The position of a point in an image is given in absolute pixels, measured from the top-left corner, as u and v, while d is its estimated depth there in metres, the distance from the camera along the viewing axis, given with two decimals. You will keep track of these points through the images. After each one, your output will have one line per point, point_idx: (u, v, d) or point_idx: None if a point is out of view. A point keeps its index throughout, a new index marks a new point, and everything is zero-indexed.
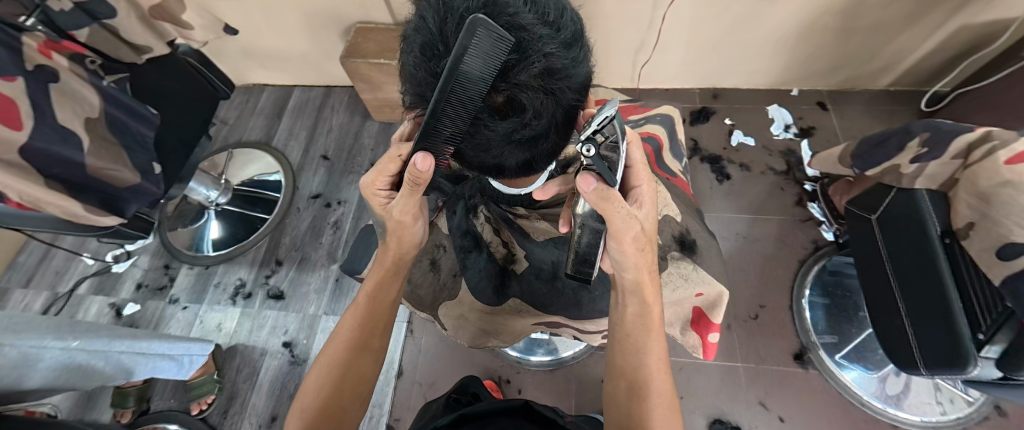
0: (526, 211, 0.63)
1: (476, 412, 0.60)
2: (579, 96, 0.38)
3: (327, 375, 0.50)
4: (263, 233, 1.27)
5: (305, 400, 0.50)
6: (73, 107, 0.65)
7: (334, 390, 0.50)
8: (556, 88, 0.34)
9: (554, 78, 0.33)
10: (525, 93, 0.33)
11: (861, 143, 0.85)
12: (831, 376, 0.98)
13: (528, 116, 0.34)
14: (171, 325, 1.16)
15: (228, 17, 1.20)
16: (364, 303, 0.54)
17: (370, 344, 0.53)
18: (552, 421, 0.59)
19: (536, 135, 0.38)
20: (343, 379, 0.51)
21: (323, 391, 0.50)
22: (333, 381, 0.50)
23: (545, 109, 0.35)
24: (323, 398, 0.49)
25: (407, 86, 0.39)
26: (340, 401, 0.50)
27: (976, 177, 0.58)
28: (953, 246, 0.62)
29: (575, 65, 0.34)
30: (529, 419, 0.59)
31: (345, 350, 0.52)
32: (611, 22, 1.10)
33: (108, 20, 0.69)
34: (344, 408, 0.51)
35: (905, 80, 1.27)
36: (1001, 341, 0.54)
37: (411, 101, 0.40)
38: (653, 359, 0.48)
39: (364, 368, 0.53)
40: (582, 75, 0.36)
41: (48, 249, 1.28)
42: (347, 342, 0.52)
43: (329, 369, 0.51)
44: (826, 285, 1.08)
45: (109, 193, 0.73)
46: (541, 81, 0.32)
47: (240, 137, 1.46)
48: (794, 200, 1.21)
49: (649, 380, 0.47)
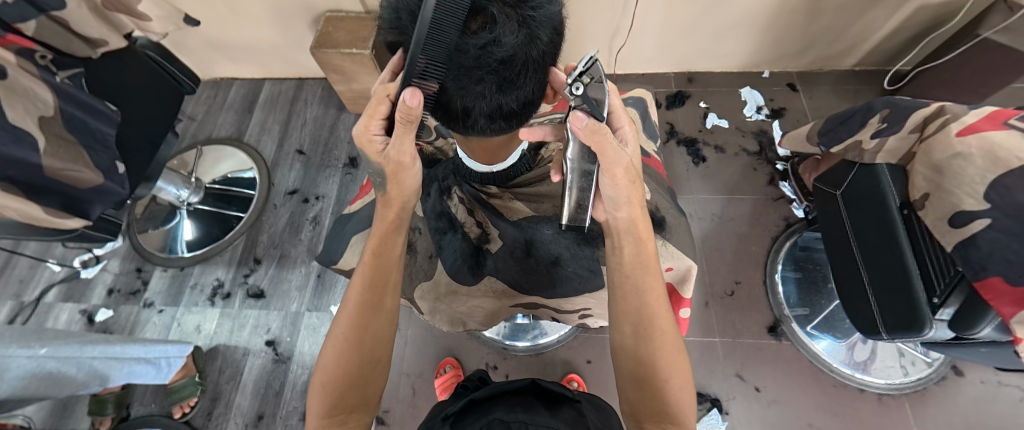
0: (498, 190, 0.67)
1: (482, 396, 0.63)
2: (554, 41, 0.39)
3: (344, 342, 0.48)
4: (239, 231, 1.24)
5: (326, 368, 0.47)
6: (25, 105, 0.61)
7: (353, 353, 0.47)
8: (529, 17, 0.35)
9: (525, 7, 0.35)
10: (498, 11, 0.33)
11: (828, 121, 0.88)
12: (802, 346, 1.03)
13: (499, 38, 0.34)
14: (147, 330, 1.12)
15: (189, 8, 1.15)
16: (367, 263, 0.51)
17: (383, 306, 0.51)
18: (560, 395, 0.64)
19: (508, 69, 0.37)
20: (360, 343, 0.48)
21: (343, 358, 0.47)
22: (352, 346, 0.48)
23: (517, 36, 0.35)
24: (344, 364, 0.47)
25: (385, 14, 0.39)
26: (363, 364, 0.48)
27: (931, 150, 0.61)
28: (910, 216, 0.65)
29: (547, 3, 0.37)
30: (537, 396, 0.63)
31: (359, 314, 0.49)
32: (585, 8, 1.10)
33: (57, 12, 0.65)
34: (370, 371, 0.49)
35: (869, 60, 1.32)
36: (953, 304, 0.58)
37: (387, 27, 0.40)
38: (653, 297, 0.48)
39: (381, 329, 0.50)
40: (554, 21, 0.38)
41: (9, 258, 1.22)
42: (358, 305, 0.49)
43: (344, 335, 0.48)
44: (798, 260, 1.12)
45: (70, 195, 0.70)
46: (513, 6, 0.34)
47: (210, 133, 1.41)
48: (767, 179, 1.24)
49: (656, 326, 0.47)
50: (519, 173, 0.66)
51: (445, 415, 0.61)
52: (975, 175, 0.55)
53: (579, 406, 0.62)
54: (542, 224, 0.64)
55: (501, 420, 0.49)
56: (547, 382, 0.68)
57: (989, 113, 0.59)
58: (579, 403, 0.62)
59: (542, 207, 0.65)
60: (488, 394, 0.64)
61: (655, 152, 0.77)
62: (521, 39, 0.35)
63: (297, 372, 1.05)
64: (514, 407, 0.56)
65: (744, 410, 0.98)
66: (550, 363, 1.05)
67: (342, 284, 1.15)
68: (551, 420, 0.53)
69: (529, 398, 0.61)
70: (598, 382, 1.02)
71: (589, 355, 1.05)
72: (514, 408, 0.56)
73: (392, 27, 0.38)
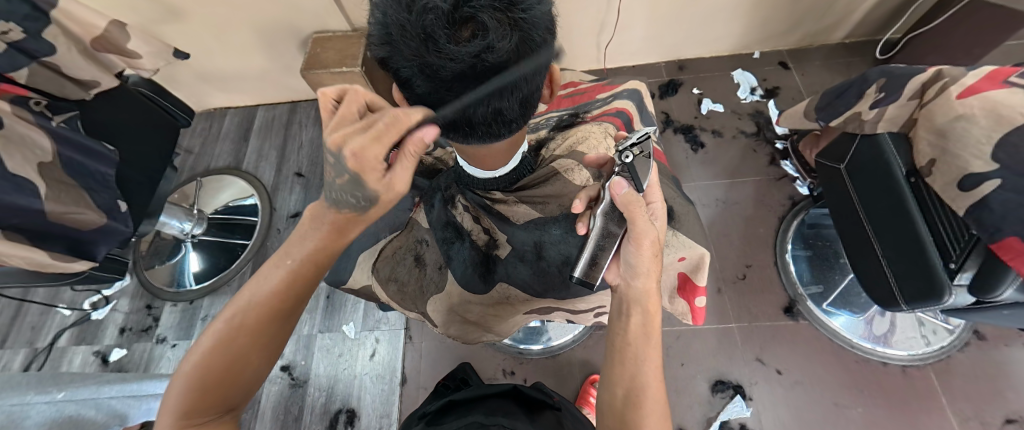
0: (502, 195, 0.65)
1: (462, 398, 0.66)
2: (547, 40, 0.39)
3: (231, 342, 0.43)
4: (245, 259, 1.24)
5: (194, 365, 0.41)
6: (23, 153, 0.62)
7: (229, 355, 0.43)
8: (520, 20, 0.35)
9: (515, 9, 0.34)
10: (489, 17, 0.33)
11: (824, 96, 0.87)
12: (821, 325, 1.01)
13: (492, 45, 0.34)
14: (161, 365, 1.12)
15: (177, 42, 1.16)
16: (290, 264, 0.46)
17: (285, 311, 0.46)
18: (541, 402, 0.66)
19: (502, 72, 0.36)
20: (240, 344, 0.43)
21: (220, 359, 0.42)
22: (233, 346, 0.43)
23: (510, 40, 0.34)
24: (216, 366, 0.42)
25: (373, 29, 0.38)
26: (237, 368, 0.43)
27: (932, 115, 0.61)
28: (918, 184, 0.64)
29: (537, 4, 0.36)
30: (518, 402, 0.65)
31: (261, 318, 0.44)
32: (570, 6, 1.10)
33: (47, 58, 0.65)
34: (244, 377, 0.44)
35: (858, 31, 1.31)
36: (971, 268, 0.57)
37: (376, 42, 0.39)
38: (649, 368, 0.44)
39: (272, 334, 0.46)
40: (545, 21, 0.38)
41: (19, 306, 1.22)
42: (264, 308, 0.44)
43: (228, 334, 0.43)
44: (807, 238, 1.11)
45: (74, 237, 0.70)
46: (503, 10, 0.34)
47: (208, 164, 1.41)
48: (767, 159, 1.24)
49: (647, 392, 0.43)
50: (522, 176, 0.66)
51: (423, 415, 0.63)
52: (980, 135, 0.55)
53: (560, 413, 0.65)
54: (550, 225, 0.63)
55: (479, 422, 0.50)
56: (527, 388, 0.71)
57: (986, 73, 0.58)
58: (560, 410, 0.65)
59: (548, 208, 0.63)
60: (471, 397, 0.66)
61: (654, 142, 0.76)
62: (514, 43, 0.35)
63: (314, 396, 1.05)
64: (494, 411, 0.58)
65: (767, 394, 0.97)
66: (567, 364, 1.04)
67: (352, 302, 1.15)
68: (530, 425, 0.55)
69: (509, 403, 0.63)
70: None
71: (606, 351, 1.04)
72: (494, 411, 0.58)
73: (382, 43, 0.38)
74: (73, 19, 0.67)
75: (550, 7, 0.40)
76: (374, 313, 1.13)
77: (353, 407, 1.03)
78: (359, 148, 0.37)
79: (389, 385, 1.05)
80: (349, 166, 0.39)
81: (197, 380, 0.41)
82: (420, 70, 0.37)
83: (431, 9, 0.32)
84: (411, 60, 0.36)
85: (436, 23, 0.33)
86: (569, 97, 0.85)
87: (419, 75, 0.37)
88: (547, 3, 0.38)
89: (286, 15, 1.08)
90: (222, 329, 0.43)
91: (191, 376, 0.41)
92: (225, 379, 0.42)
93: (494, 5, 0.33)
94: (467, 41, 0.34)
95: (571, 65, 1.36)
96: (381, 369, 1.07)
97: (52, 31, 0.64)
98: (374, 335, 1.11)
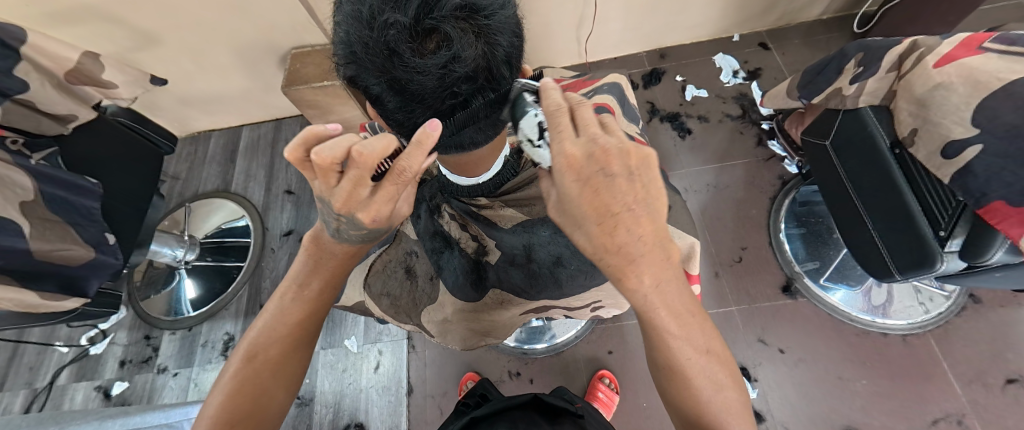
0: (488, 200, 0.65)
1: (484, 412, 0.66)
2: (516, 44, 0.39)
3: (255, 375, 0.45)
4: (240, 281, 1.23)
5: (221, 403, 0.43)
6: (5, 194, 0.61)
7: (253, 388, 0.45)
8: (484, 27, 0.35)
9: (478, 17, 0.34)
10: (452, 27, 0.33)
11: (806, 74, 0.88)
12: (819, 301, 1.02)
13: (459, 56, 0.34)
14: (165, 395, 1.11)
15: (155, 69, 1.15)
16: (306, 295, 0.49)
17: (303, 340, 0.49)
18: (563, 409, 0.66)
19: (472, 81, 0.37)
20: (263, 376, 0.45)
21: (249, 390, 0.44)
22: (258, 379, 0.45)
23: (476, 48, 0.34)
24: (243, 401, 0.44)
25: (339, 50, 0.38)
26: (261, 400, 0.45)
27: (911, 85, 0.61)
28: (902, 155, 0.65)
29: (501, 9, 0.36)
30: (540, 410, 0.66)
31: (284, 348, 0.47)
32: (547, 3, 1.10)
33: (21, 95, 0.64)
34: (269, 409, 0.46)
35: (834, 6, 1.32)
36: (960, 234, 0.57)
37: (342, 62, 0.39)
38: (684, 348, 0.39)
39: (293, 369, 0.48)
40: (512, 25, 0.38)
41: (15, 347, 1.20)
42: (285, 338, 0.48)
43: (252, 368, 0.45)
44: (799, 215, 1.12)
45: (65, 274, 0.70)
46: (466, 18, 0.34)
47: (197, 189, 1.40)
48: (755, 141, 1.24)
49: (685, 372, 0.39)
50: (506, 180, 0.64)
51: None
52: (960, 102, 0.55)
53: (581, 420, 0.64)
54: (538, 227, 0.62)
55: None
56: (549, 397, 0.71)
57: (961, 40, 0.58)
58: (582, 417, 0.65)
59: (534, 209, 0.63)
60: (492, 411, 0.66)
61: (638, 134, 0.77)
62: (480, 51, 0.35)
63: (322, 413, 1.04)
64: (517, 423, 0.60)
65: (772, 374, 0.98)
66: (572, 360, 1.04)
67: (352, 316, 1.14)
68: None
69: (531, 413, 0.65)
70: (625, 370, 1.01)
71: (609, 345, 1.04)
72: (517, 423, 0.60)
73: (348, 61, 0.37)
74: (45, 53, 0.66)
75: (517, 11, 0.40)
76: (375, 325, 1.12)
77: (362, 421, 1.03)
78: (374, 212, 0.41)
79: (395, 396, 1.04)
80: (364, 224, 0.43)
81: (227, 413, 0.43)
82: (389, 86, 0.37)
83: (393, 24, 0.33)
84: (379, 76, 0.36)
85: (398, 38, 0.33)
86: None
87: (389, 91, 0.37)
88: (512, 6, 0.38)
89: (263, 32, 1.07)
90: (246, 365, 0.45)
91: (217, 415, 0.42)
92: (249, 415, 0.44)
93: (456, 14, 0.33)
94: (433, 54, 0.34)
95: (553, 63, 1.36)
96: (387, 381, 1.06)
97: (24, 68, 0.63)
98: (377, 348, 1.10)
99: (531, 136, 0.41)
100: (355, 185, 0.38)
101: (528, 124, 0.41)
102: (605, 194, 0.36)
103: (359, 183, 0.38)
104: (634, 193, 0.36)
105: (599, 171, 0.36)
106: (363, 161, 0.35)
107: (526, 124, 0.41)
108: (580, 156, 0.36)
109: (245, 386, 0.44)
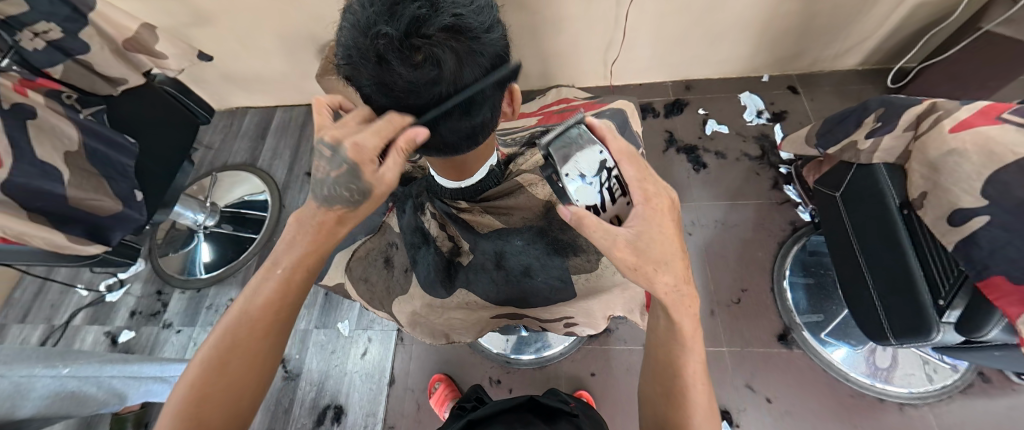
0: (468, 205, 0.67)
1: (478, 416, 0.67)
2: (500, 65, 0.41)
3: (219, 362, 0.42)
4: (252, 252, 1.29)
5: (193, 378, 0.42)
6: (52, 142, 0.67)
7: (219, 376, 0.42)
8: (469, 47, 0.37)
9: (465, 38, 0.37)
10: (438, 47, 0.36)
11: (826, 122, 0.87)
12: (815, 355, 0.99)
13: (444, 72, 0.37)
14: (166, 349, 1.17)
15: (204, 45, 1.23)
16: (279, 278, 0.46)
17: (279, 324, 0.46)
18: (558, 410, 0.67)
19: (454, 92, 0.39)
20: (231, 362, 0.43)
21: (219, 376, 0.42)
22: (233, 361, 0.43)
23: (460, 65, 0.37)
24: (216, 381, 0.42)
25: (339, 49, 0.41)
26: (236, 380, 0.43)
27: (926, 148, 0.60)
28: (911, 217, 0.63)
29: (487, 32, 0.39)
30: (533, 413, 0.66)
31: (256, 333, 0.45)
32: (578, 23, 1.13)
33: (82, 56, 0.72)
34: (244, 387, 0.44)
35: (872, 58, 1.30)
36: (960, 306, 0.55)
37: (340, 61, 0.41)
38: (694, 372, 0.44)
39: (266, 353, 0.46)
40: (498, 46, 0.40)
41: (42, 284, 1.30)
42: (253, 322, 0.45)
43: (224, 350, 0.43)
44: (806, 265, 1.09)
45: (93, 222, 0.74)
46: (452, 38, 0.36)
47: (226, 160, 1.49)
48: (770, 183, 1.22)
49: (689, 390, 0.44)
50: (487, 188, 0.67)
51: None
52: (972, 171, 0.54)
53: (576, 420, 0.65)
54: (513, 235, 0.64)
55: None
56: (546, 399, 0.72)
57: (981, 107, 0.57)
58: (576, 417, 0.66)
59: (511, 219, 0.65)
60: (487, 415, 0.67)
61: None
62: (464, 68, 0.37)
63: (305, 390, 1.07)
64: (512, 424, 0.61)
65: (755, 422, 0.95)
66: (554, 377, 1.04)
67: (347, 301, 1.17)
68: None
69: (525, 414, 0.66)
70: (605, 395, 1.00)
71: (593, 367, 1.04)
72: (513, 424, 0.61)
73: (346, 63, 0.40)
74: (109, 21, 0.74)
75: (505, 33, 0.42)
76: (368, 313, 1.15)
77: (341, 404, 1.05)
78: (359, 139, 0.40)
79: (377, 385, 1.07)
80: (347, 158, 0.40)
81: (197, 397, 0.41)
82: (379, 90, 0.39)
83: (384, 35, 0.35)
84: (370, 80, 0.39)
85: (388, 47, 0.35)
86: (559, 112, 0.90)
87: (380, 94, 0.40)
88: (500, 29, 0.41)
89: (306, 22, 1.13)
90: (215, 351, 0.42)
91: (188, 399, 0.41)
92: (222, 390, 0.42)
93: (444, 34, 0.36)
94: (420, 68, 0.36)
95: (577, 81, 1.39)
96: (371, 368, 1.09)
97: (89, 32, 0.71)
98: (367, 335, 1.13)
99: (587, 170, 0.44)
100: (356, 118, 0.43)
101: (589, 159, 0.44)
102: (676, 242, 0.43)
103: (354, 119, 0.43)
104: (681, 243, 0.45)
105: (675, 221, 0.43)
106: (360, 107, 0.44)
107: (588, 158, 0.44)
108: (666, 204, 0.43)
109: (218, 366, 0.42)
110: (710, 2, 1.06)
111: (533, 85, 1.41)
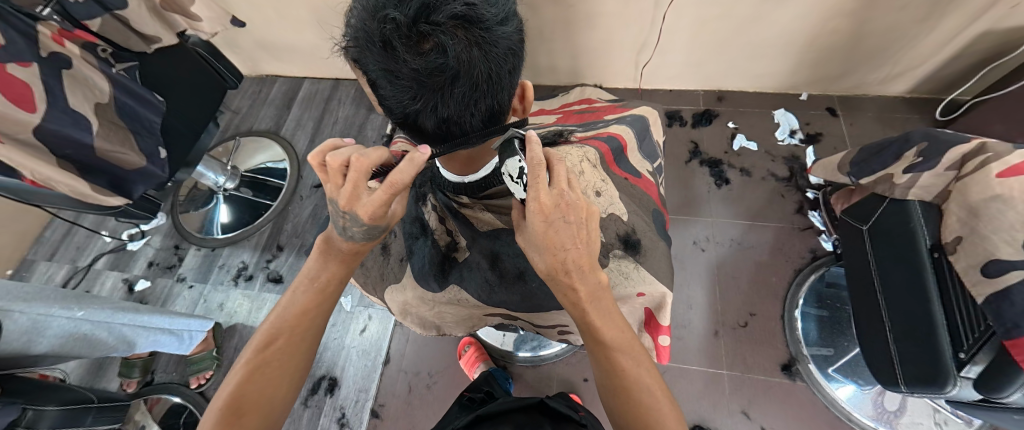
0: (469, 200, 0.63)
1: (491, 412, 0.68)
2: (511, 59, 0.40)
3: (262, 361, 0.45)
4: (267, 218, 1.32)
5: (238, 373, 0.45)
6: (83, 92, 0.69)
7: (261, 374, 0.45)
8: (479, 38, 0.36)
9: (475, 28, 0.36)
10: (446, 35, 0.35)
11: (863, 150, 0.82)
12: (819, 390, 0.95)
13: (450, 62, 0.36)
14: (177, 303, 1.22)
15: (240, 10, 1.25)
16: (314, 286, 0.50)
17: (312, 330, 0.49)
18: (565, 415, 0.66)
19: (456, 82, 0.37)
20: (271, 363, 0.46)
21: (260, 373, 0.45)
22: (271, 361, 0.46)
23: (467, 56, 0.36)
24: (258, 378, 0.45)
25: (348, 31, 0.40)
26: (273, 381, 0.45)
27: (967, 190, 0.56)
28: (941, 261, 0.59)
29: (500, 24, 0.37)
30: (544, 414, 0.66)
31: (295, 336, 0.48)
32: (612, 21, 1.09)
33: (120, 11, 0.72)
34: (280, 387, 0.46)
35: (923, 87, 1.22)
36: (982, 361, 0.52)
37: (349, 43, 0.41)
38: (627, 360, 0.44)
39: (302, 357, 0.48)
40: (512, 40, 0.39)
41: (70, 227, 1.36)
42: (292, 325, 0.48)
43: (262, 352, 0.46)
44: (822, 296, 1.05)
45: (118, 175, 0.77)
46: (461, 28, 0.35)
47: (251, 125, 1.52)
48: (795, 207, 1.17)
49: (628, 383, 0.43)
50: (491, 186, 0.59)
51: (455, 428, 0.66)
52: (1016, 220, 0.49)
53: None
54: (509, 236, 0.62)
55: None
56: (554, 401, 0.70)
57: None
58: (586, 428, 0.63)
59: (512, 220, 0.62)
60: (500, 411, 0.67)
61: (649, 172, 0.75)
62: (470, 58, 0.36)
63: None
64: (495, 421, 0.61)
65: None
66: (547, 378, 1.04)
67: None
68: None
69: (535, 417, 0.64)
70: (595, 401, 1.00)
71: (587, 373, 1.03)
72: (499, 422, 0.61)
73: (354, 45, 0.40)
74: None
75: (520, 26, 0.41)
76: None
77: (336, 377, 1.07)
78: (370, 211, 0.43)
79: (373, 363, 1.08)
80: (364, 221, 0.45)
81: (239, 394, 0.43)
82: (384, 76, 0.39)
83: (391, 19, 0.35)
84: (376, 65, 0.38)
85: (394, 32, 0.35)
86: (580, 113, 0.89)
87: (385, 79, 0.39)
88: (515, 23, 0.40)
89: None
90: (259, 352, 0.46)
91: (232, 395, 0.43)
92: (263, 387, 0.45)
93: (453, 23, 0.35)
94: (424, 56, 0.36)
95: (606, 80, 1.35)
96: (368, 346, 1.11)
97: None
98: (367, 312, 1.15)
99: (511, 177, 0.43)
100: (355, 187, 0.42)
101: (510, 167, 0.43)
102: (558, 236, 0.40)
103: (358, 184, 0.42)
104: (580, 237, 0.42)
105: (563, 216, 0.40)
106: (358, 166, 0.41)
107: (508, 166, 0.43)
108: (550, 204, 0.39)
109: (257, 366, 0.45)
110: (754, 10, 1.01)
111: (561, 81, 1.38)
